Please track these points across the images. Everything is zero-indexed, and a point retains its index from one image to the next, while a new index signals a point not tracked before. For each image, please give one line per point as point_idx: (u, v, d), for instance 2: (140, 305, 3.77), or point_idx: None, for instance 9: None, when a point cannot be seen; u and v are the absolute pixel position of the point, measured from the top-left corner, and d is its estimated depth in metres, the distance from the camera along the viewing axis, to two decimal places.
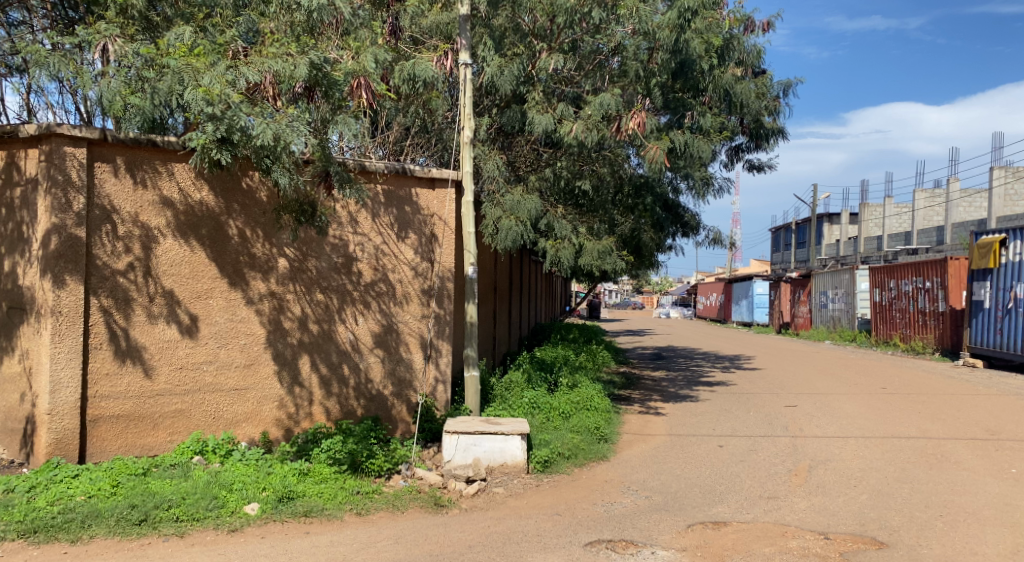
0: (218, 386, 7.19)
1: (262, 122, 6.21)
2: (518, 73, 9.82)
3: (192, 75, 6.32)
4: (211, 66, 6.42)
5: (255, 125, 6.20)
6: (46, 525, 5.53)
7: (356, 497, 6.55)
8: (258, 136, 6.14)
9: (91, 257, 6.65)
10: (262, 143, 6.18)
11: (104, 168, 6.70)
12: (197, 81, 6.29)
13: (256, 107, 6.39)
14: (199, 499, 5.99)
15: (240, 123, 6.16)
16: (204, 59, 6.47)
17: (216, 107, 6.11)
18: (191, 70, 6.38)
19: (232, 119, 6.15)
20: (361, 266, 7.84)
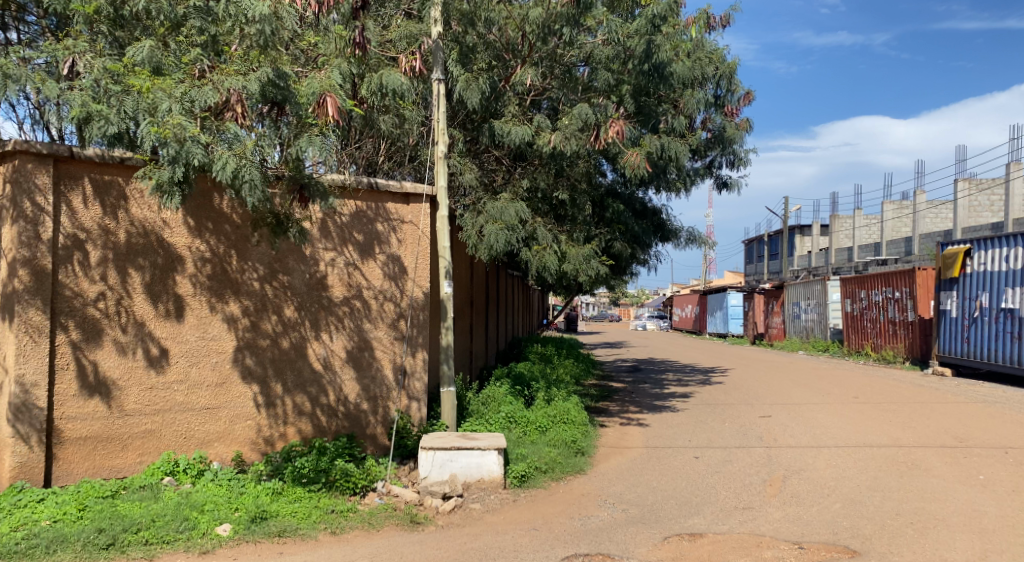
0: (189, 405, 7.08)
1: (224, 153, 6.20)
2: (484, 88, 9.66)
3: (156, 103, 6.29)
4: (172, 89, 6.38)
5: (214, 156, 6.20)
6: (9, 551, 5.39)
7: (331, 516, 6.47)
8: (218, 170, 6.13)
9: (59, 270, 6.54)
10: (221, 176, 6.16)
11: (72, 185, 6.61)
12: (157, 108, 6.28)
13: (212, 136, 6.36)
14: (169, 522, 5.90)
15: (197, 158, 6.09)
16: (166, 82, 6.42)
17: (171, 144, 6.01)
18: (156, 93, 6.34)
19: (190, 153, 6.07)
20: (333, 282, 7.79)
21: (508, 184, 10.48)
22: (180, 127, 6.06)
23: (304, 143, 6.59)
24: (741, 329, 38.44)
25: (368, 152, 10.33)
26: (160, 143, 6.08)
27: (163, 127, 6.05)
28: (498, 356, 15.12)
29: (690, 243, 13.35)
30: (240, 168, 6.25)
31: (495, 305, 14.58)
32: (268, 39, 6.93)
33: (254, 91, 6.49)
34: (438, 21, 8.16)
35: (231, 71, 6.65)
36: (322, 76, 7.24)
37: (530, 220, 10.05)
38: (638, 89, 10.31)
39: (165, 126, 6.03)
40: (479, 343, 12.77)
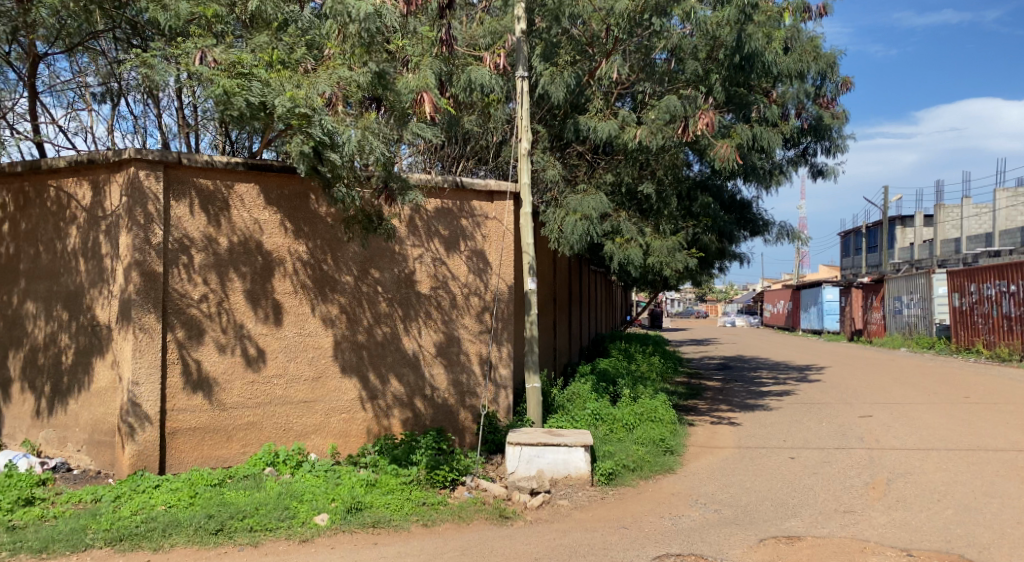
0: (288, 399, 7.41)
1: (347, 130, 6.61)
2: (570, 82, 9.68)
3: (278, 87, 6.54)
4: (290, 77, 6.69)
5: (340, 131, 6.58)
6: (131, 533, 5.80)
7: (422, 508, 6.64)
8: (344, 146, 6.53)
9: (169, 273, 6.96)
10: (347, 149, 6.57)
11: (180, 190, 7.03)
12: (283, 90, 6.53)
13: (337, 116, 6.69)
14: (271, 510, 6.20)
15: (328, 129, 6.50)
16: (284, 73, 6.70)
17: (302, 109, 6.37)
18: (277, 81, 6.59)
19: (322, 125, 6.47)
20: (420, 279, 7.98)
21: (592, 179, 10.40)
22: (309, 98, 6.45)
23: (411, 125, 7.15)
24: (835, 326, 36.73)
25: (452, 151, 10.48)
26: (291, 110, 6.36)
27: (295, 94, 6.40)
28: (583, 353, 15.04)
29: (782, 238, 12.92)
30: (363, 143, 6.67)
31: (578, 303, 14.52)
32: (370, 37, 7.12)
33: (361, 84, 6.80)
34: (522, 18, 8.19)
35: (335, 65, 6.99)
36: (418, 74, 7.59)
37: (614, 213, 10.01)
38: (729, 77, 10.00)
39: (299, 97, 6.38)
40: (564, 341, 12.78)
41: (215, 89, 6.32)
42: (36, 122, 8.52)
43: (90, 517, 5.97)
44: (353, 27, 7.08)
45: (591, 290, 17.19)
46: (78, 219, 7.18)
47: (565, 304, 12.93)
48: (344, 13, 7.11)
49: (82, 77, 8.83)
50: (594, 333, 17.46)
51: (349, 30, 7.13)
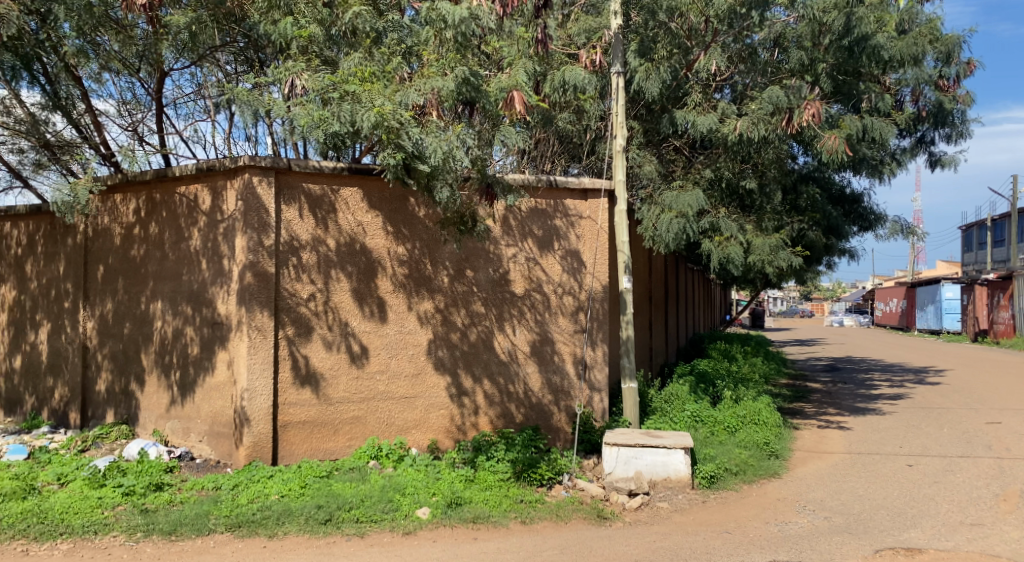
0: (390, 394, 7.67)
1: (433, 139, 6.64)
2: (665, 77, 9.50)
3: (368, 101, 6.68)
4: (382, 90, 6.85)
5: (427, 143, 6.63)
6: (249, 520, 6.17)
7: (521, 505, 6.72)
8: (430, 156, 6.56)
9: (280, 273, 7.33)
10: (433, 159, 6.60)
11: (290, 194, 7.39)
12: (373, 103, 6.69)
13: (426, 127, 6.78)
14: (376, 503, 6.44)
15: (415, 141, 6.62)
16: (377, 84, 6.90)
17: (389, 123, 6.54)
18: (368, 95, 6.73)
19: (407, 137, 6.63)
20: (514, 279, 8.10)
21: (689, 174, 10.12)
22: (396, 113, 6.60)
23: (501, 131, 7.07)
24: (956, 326, 34.13)
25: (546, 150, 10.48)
26: (380, 126, 6.54)
27: (382, 110, 6.52)
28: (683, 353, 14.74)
29: (898, 233, 12.20)
30: (449, 152, 6.67)
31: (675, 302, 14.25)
32: (462, 41, 7.24)
33: (451, 90, 6.89)
34: (618, 13, 8.05)
35: (430, 73, 7.05)
36: (509, 75, 7.42)
37: (713, 209, 9.78)
38: (836, 66, 9.67)
39: (385, 112, 6.50)
40: (661, 340, 12.57)
41: (303, 119, 6.67)
42: (163, 133, 9.20)
43: (212, 503, 6.38)
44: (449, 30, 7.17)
45: (689, 288, 16.82)
46: (200, 223, 7.65)
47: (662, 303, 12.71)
48: (441, 20, 7.17)
49: (199, 92, 9.48)
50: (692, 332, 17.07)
51: (445, 34, 7.26)
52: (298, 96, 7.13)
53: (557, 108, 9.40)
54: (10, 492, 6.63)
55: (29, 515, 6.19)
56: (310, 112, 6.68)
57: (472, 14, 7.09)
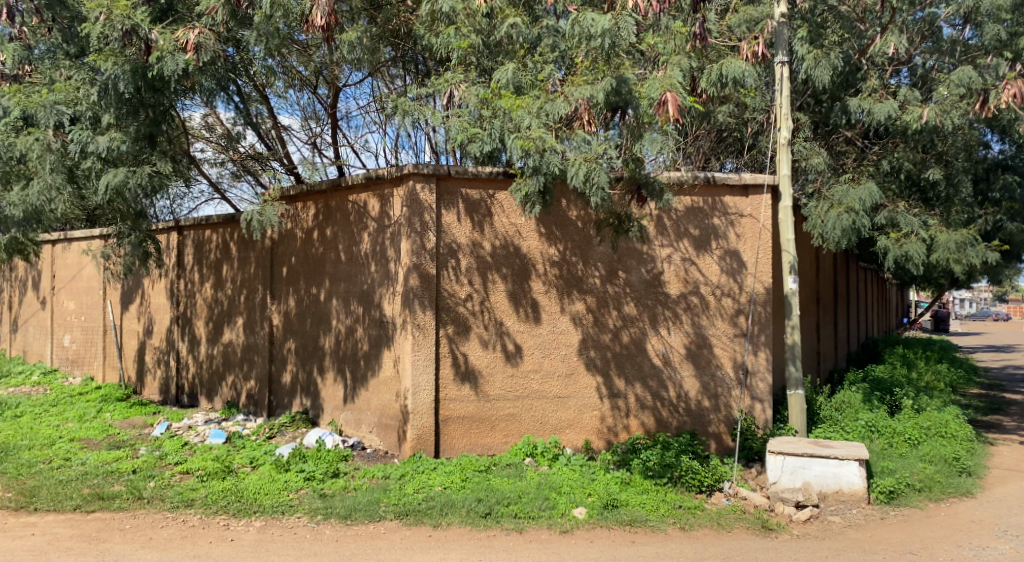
0: (544, 393, 7.77)
1: (576, 159, 6.72)
2: (837, 64, 8.74)
3: (516, 121, 7.04)
4: (531, 105, 7.06)
5: (568, 163, 6.77)
6: (414, 509, 6.48)
7: (679, 511, 6.57)
8: (571, 177, 6.69)
9: (440, 274, 7.63)
10: (575, 181, 6.72)
11: (450, 200, 7.68)
12: (520, 125, 7.01)
13: (569, 145, 6.86)
14: (533, 499, 6.55)
15: (556, 166, 6.79)
16: (526, 99, 7.10)
17: (533, 155, 6.83)
18: (517, 115, 7.03)
19: (550, 163, 6.80)
20: (668, 280, 7.97)
21: (863, 168, 9.36)
22: (539, 140, 6.78)
23: (642, 140, 6.81)
24: None
25: (703, 148, 10.03)
26: (526, 155, 6.91)
27: (526, 142, 6.83)
28: (855, 358, 13.78)
29: None
30: (591, 173, 6.69)
31: (846, 303, 13.33)
32: (611, 50, 6.87)
33: (600, 100, 6.71)
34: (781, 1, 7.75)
35: (581, 81, 6.96)
36: (664, 74, 7.02)
37: (889, 203, 9.05)
38: None
39: (528, 141, 6.79)
40: (830, 344, 11.82)
41: (458, 136, 7.41)
42: (337, 145, 9.91)
43: (381, 491, 6.78)
44: (598, 39, 6.86)
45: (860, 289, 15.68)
46: (369, 228, 8.14)
47: (831, 305, 11.95)
48: (586, 31, 7.00)
49: (364, 109, 10.34)
50: (865, 336, 15.92)
51: (597, 42, 6.89)
52: (455, 108, 7.70)
53: (715, 103, 9.03)
54: (213, 472, 7.42)
55: (228, 494, 6.91)
56: (465, 127, 7.42)
57: (613, 25, 6.83)
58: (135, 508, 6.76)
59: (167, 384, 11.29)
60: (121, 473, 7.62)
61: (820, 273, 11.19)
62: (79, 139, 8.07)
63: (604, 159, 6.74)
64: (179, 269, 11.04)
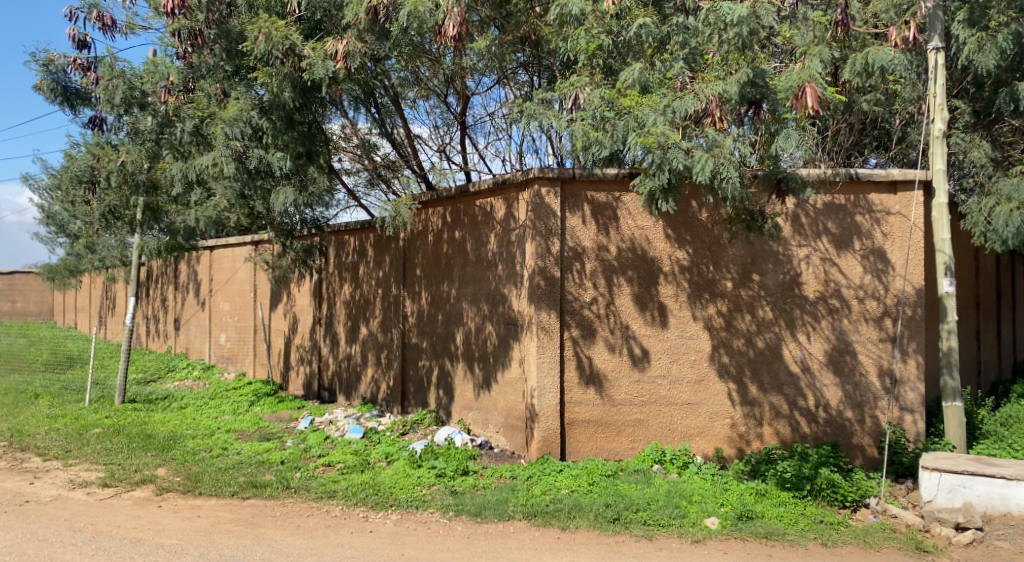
0: (672, 399, 7.58)
1: (703, 155, 6.46)
2: (1005, 46, 8.05)
3: (641, 119, 6.83)
4: (657, 103, 6.88)
5: (693, 160, 6.52)
6: (542, 510, 6.49)
7: (821, 526, 6.21)
8: (697, 173, 6.43)
9: (565, 278, 7.60)
10: (700, 178, 6.47)
11: (575, 203, 7.63)
12: (644, 123, 6.79)
13: (695, 141, 6.64)
14: (663, 507, 6.39)
15: (680, 163, 6.52)
16: (653, 97, 6.93)
17: (655, 152, 6.55)
18: (642, 113, 6.85)
19: (672, 160, 6.54)
20: (806, 283, 7.57)
21: None
22: (663, 137, 6.55)
23: (779, 137, 6.58)
24: None
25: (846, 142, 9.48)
26: (647, 152, 6.63)
27: (648, 138, 6.60)
28: None
29: None
30: (718, 169, 6.44)
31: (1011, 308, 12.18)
32: (746, 40, 6.68)
33: (733, 94, 6.52)
34: None
35: (712, 77, 6.86)
36: (805, 61, 6.75)
37: None
38: None
39: (650, 137, 6.55)
40: (992, 352, 10.83)
41: (579, 141, 7.25)
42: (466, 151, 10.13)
43: (510, 491, 6.83)
44: (730, 31, 6.74)
45: None
46: (496, 230, 8.24)
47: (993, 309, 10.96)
48: (721, 21, 6.86)
49: (492, 115, 10.53)
50: None
51: (728, 35, 6.79)
52: (580, 112, 7.44)
53: (858, 93, 8.48)
54: (352, 466, 7.76)
55: (367, 487, 7.21)
56: (585, 131, 7.26)
57: (750, 13, 6.63)
58: (284, 496, 7.18)
59: (309, 381, 11.93)
60: (271, 463, 8.13)
61: (980, 275, 10.27)
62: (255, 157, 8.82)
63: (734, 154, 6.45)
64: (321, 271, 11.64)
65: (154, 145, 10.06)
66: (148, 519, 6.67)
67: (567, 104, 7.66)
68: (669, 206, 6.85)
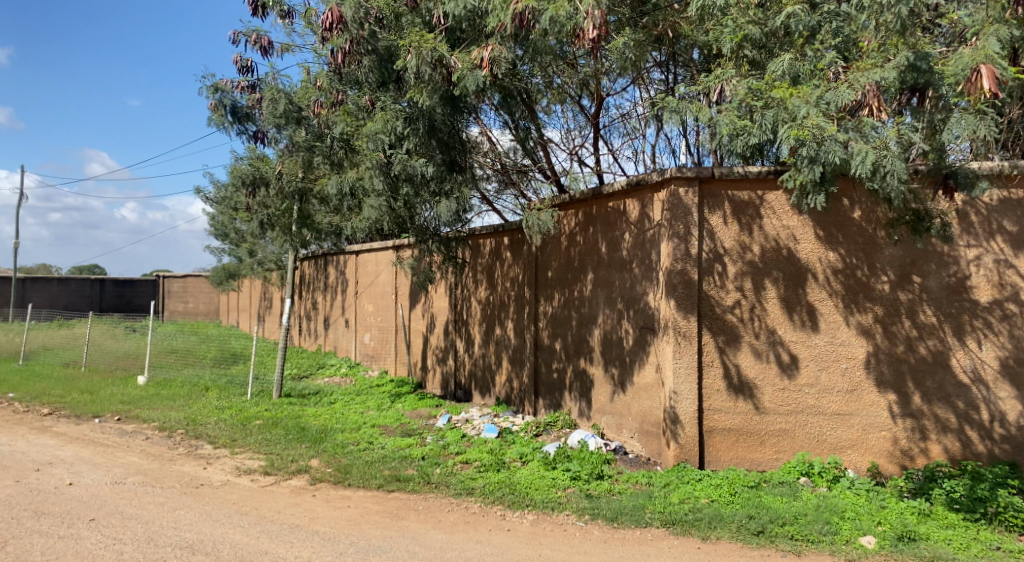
0: (821, 409, 7.16)
1: (862, 147, 6.09)
2: None
3: (792, 112, 6.49)
4: (809, 94, 6.52)
5: (852, 153, 6.13)
6: (681, 519, 6.28)
7: (996, 553, 5.66)
8: (857, 167, 6.05)
9: (704, 281, 7.36)
10: (859, 171, 6.08)
11: (715, 203, 7.38)
12: (796, 116, 6.46)
13: (853, 132, 6.26)
14: (812, 522, 6.03)
15: (838, 157, 6.15)
16: (804, 88, 6.56)
17: (809, 145, 6.25)
18: (794, 105, 6.50)
19: (829, 155, 6.18)
20: (978, 287, 6.95)
21: None
22: (818, 129, 6.21)
23: (950, 122, 6.08)
24: None
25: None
26: (799, 145, 6.33)
27: (801, 130, 6.27)
28: None
29: None
30: (880, 163, 6.07)
31: None
32: (908, 22, 6.25)
33: (891, 81, 6.21)
34: None
35: (868, 65, 6.44)
36: (978, 45, 6.19)
37: None
38: None
39: (805, 128, 6.24)
40: None
41: (724, 132, 6.84)
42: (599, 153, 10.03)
43: (647, 498, 6.67)
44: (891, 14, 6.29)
45: None
46: (631, 230, 8.09)
47: None
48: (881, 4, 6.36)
49: (625, 116, 10.37)
50: None
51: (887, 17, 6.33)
52: (725, 104, 7.12)
53: None
54: (488, 465, 7.84)
55: (503, 485, 7.26)
56: (732, 120, 6.82)
57: None
58: (426, 491, 7.35)
59: (446, 380, 12.20)
60: (413, 458, 8.36)
61: None
62: (399, 164, 9.13)
63: (896, 147, 6.12)
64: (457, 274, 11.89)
65: (307, 153, 10.40)
66: (304, 506, 7.02)
67: (712, 98, 7.48)
68: (824, 200, 6.55)
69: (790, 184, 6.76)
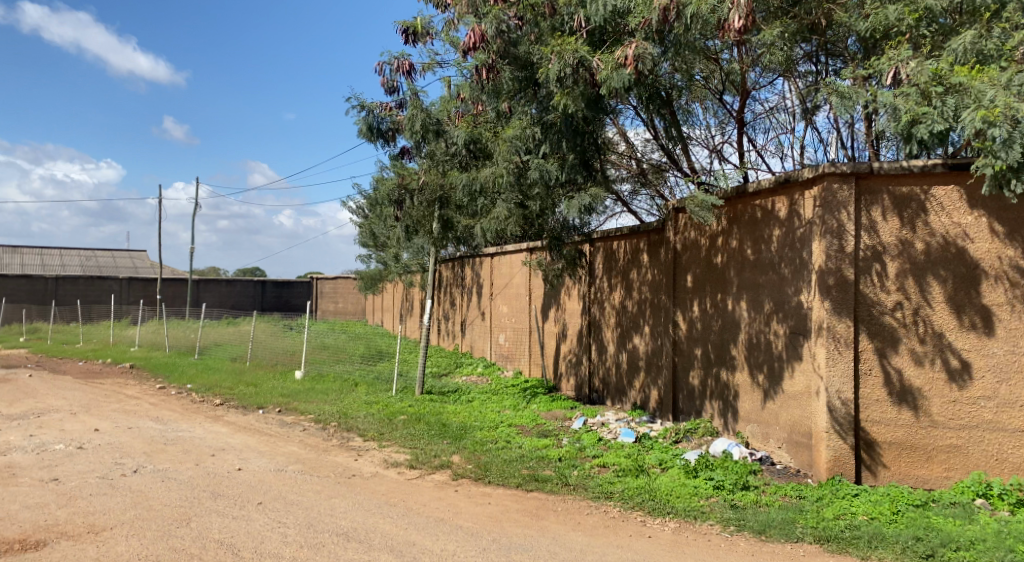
0: (999, 426, 6.59)
1: None
2: None
3: (978, 94, 6.29)
4: (995, 77, 6.31)
5: None
6: (837, 536, 5.95)
7: None
8: None
9: (862, 281, 6.97)
10: None
11: (873, 200, 6.96)
12: (982, 98, 6.25)
13: None
14: (990, 548, 5.52)
15: None
16: (989, 71, 6.38)
17: (1001, 127, 5.90)
18: (980, 87, 6.30)
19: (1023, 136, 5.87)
20: None
21: None
22: (1010, 110, 5.92)
23: None
24: None
25: None
26: (987, 127, 6.01)
27: (989, 111, 5.99)
28: None
29: None
30: None
31: None
32: None
33: None
34: None
35: None
36: None
37: None
38: None
39: (995, 110, 5.95)
40: None
41: (903, 118, 6.62)
42: (743, 149, 9.66)
43: (798, 512, 6.37)
44: None
45: None
46: (777, 231, 7.77)
47: None
48: None
49: (771, 111, 10.01)
50: None
51: None
52: (900, 89, 6.88)
53: None
54: (628, 469, 7.77)
55: (644, 491, 7.16)
56: (912, 106, 6.58)
57: None
58: (565, 493, 7.37)
59: (580, 383, 12.17)
60: (550, 459, 8.40)
61: None
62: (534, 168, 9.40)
63: None
64: (592, 275, 11.86)
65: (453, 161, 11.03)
66: (448, 501, 7.21)
67: (886, 81, 7.15)
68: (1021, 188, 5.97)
69: (983, 169, 6.15)
